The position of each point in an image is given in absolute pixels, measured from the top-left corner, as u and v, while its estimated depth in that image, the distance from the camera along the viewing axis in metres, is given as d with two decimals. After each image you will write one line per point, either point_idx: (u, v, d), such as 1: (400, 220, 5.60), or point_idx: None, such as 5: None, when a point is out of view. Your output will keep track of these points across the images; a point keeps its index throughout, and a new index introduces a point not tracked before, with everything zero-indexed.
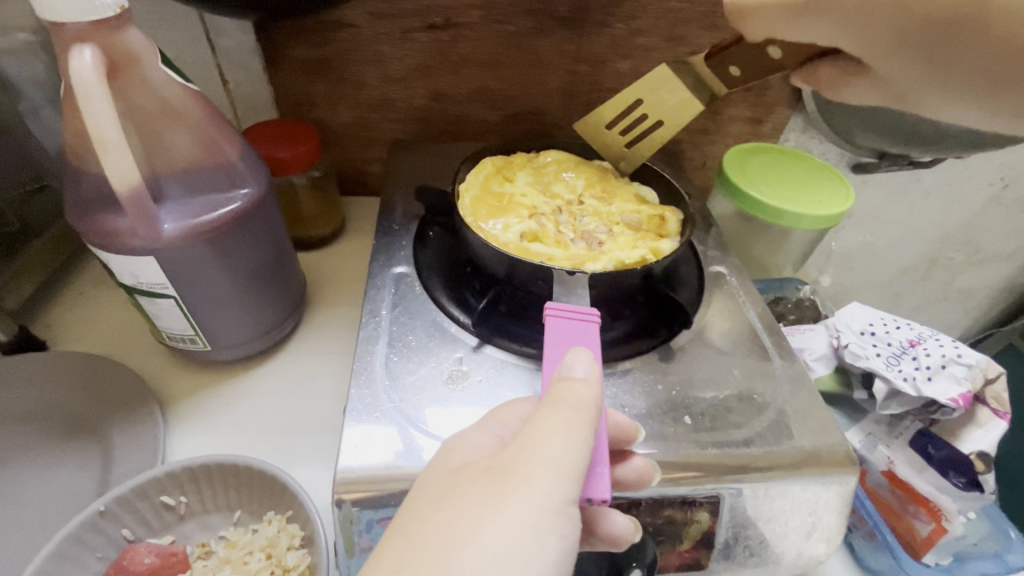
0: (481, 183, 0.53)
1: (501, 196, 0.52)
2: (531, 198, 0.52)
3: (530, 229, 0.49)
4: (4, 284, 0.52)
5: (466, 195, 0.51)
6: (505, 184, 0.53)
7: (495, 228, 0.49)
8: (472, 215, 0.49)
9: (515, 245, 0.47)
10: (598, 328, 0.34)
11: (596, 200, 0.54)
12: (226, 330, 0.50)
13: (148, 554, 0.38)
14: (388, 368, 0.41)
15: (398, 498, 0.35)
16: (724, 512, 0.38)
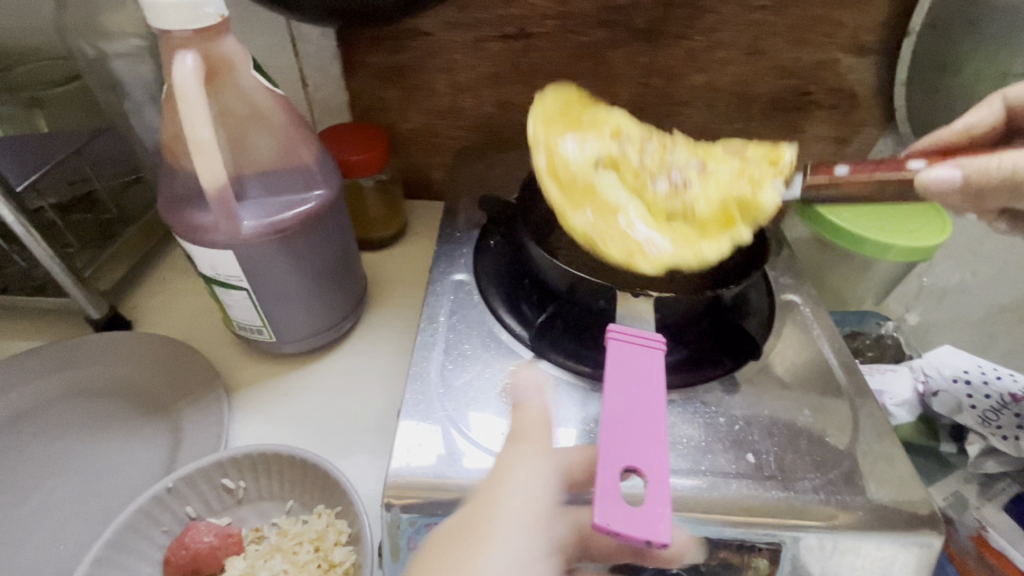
0: (553, 163, 0.47)
1: (580, 180, 0.47)
2: (608, 120, 0.52)
3: (625, 215, 0.46)
4: (99, 266, 0.56)
5: (547, 184, 0.46)
6: (579, 162, 0.48)
7: (588, 221, 0.45)
8: (562, 209, 0.45)
9: (615, 242, 0.44)
10: (659, 355, 0.33)
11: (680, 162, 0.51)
12: (291, 325, 0.52)
13: (207, 534, 0.40)
14: (442, 376, 0.42)
15: (445, 508, 0.35)
16: (784, 560, 0.35)
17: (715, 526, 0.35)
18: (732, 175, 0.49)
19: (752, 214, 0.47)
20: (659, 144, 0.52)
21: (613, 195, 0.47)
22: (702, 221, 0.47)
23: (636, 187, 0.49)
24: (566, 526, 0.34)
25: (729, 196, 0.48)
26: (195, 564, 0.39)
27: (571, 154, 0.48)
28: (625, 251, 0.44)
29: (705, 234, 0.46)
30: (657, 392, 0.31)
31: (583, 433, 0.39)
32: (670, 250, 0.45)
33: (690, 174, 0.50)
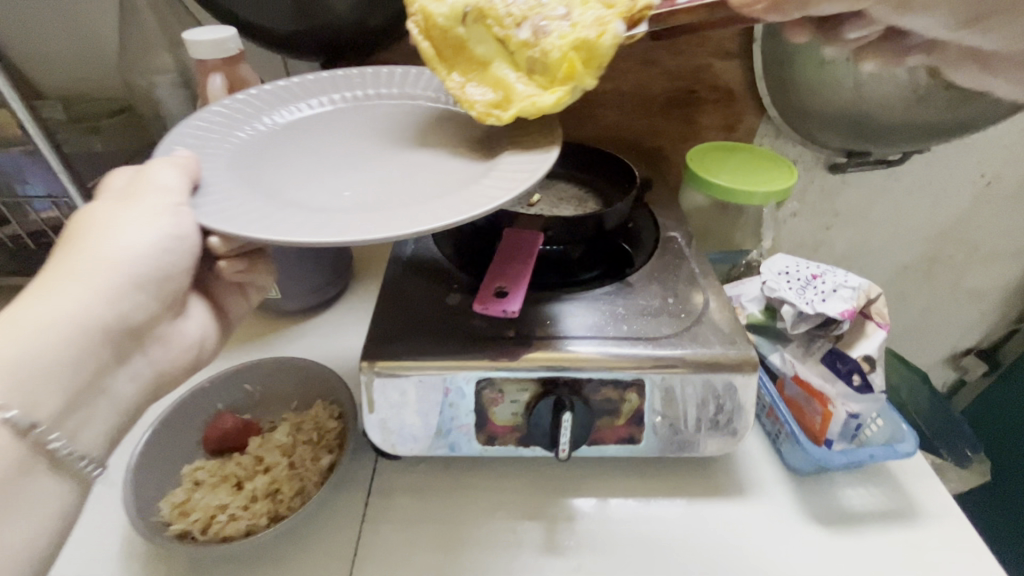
0: (428, 21, 0.51)
1: (452, 40, 0.51)
2: None
3: (489, 74, 0.50)
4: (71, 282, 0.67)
5: (421, 45, 0.51)
6: (449, 12, 0.50)
7: (456, 84, 0.51)
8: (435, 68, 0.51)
9: (473, 100, 0.49)
10: (537, 238, 0.56)
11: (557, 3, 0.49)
12: (291, 284, 0.67)
13: (232, 420, 0.53)
14: (403, 294, 0.56)
15: (401, 371, 0.48)
16: (649, 394, 0.49)
17: (597, 370, 0.48)
18: (591, 14, 0.48)
19: (595, 60, 0.47)
20: None
21: (482, 50, 0.51)
22: (552, 70, 0.48)
23: (501, 35, 0.50)
24: (490, 377, 0.48)
25: (581, 37, 0.47)
26: (223, 438, 0.52)
27: (438, 7, 0.50)
28: (481, 104, 0.50)
29: (554, 83, 0.48)
30: (529, 253, 0.55)
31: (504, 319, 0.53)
32: (518, 98, 0.48)
33: (560, 12, 0.48)
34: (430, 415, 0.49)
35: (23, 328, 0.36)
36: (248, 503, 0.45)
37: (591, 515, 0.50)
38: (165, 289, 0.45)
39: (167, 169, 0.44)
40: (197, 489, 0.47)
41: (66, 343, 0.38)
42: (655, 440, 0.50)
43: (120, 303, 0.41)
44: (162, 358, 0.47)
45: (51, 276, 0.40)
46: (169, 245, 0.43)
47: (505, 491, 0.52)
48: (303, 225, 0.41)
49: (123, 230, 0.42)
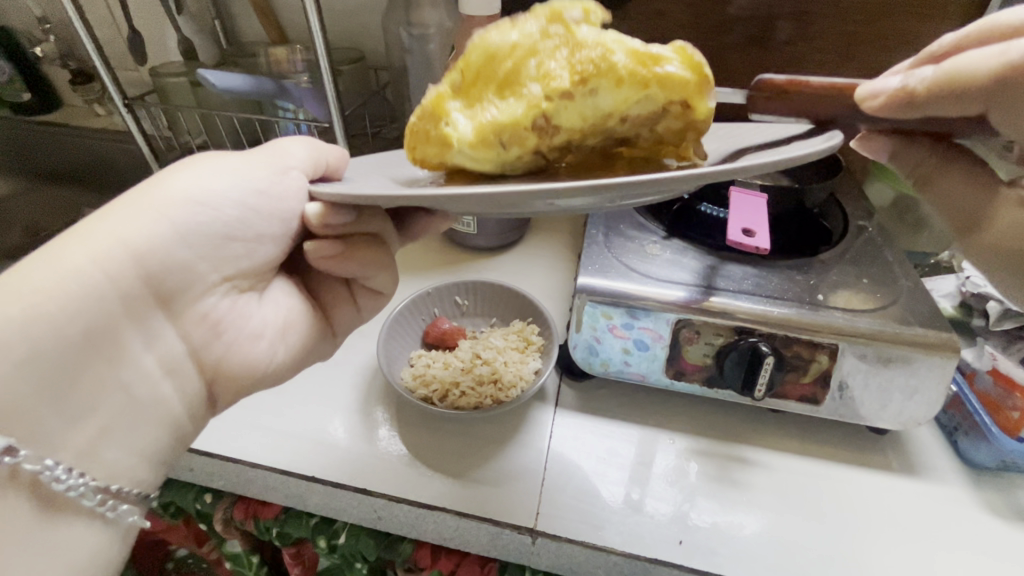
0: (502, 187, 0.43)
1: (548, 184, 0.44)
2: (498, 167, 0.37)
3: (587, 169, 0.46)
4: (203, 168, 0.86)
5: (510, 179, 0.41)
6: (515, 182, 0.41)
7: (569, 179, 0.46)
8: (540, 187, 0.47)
9: None
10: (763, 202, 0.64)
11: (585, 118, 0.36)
12: (488, 224, 0.76)
13: (446, 323, 0.63)
14: (607, 239, 0.63)
15: (612, 301, 0.55)
16: (841, 360, 0.52)
17: (792, 329, 0.52)
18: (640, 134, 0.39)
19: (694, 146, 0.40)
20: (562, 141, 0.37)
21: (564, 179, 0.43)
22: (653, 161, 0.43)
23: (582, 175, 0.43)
24: (691, 319, 0.53)
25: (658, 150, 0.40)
26: (442, 336, 0.62)
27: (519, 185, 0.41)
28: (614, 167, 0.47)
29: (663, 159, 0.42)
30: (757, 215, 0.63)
31: (701, 271, 0.57)
32: None
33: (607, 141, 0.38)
34: (615, 334, 0.56)
35: (31, 292, 0.34)
36: (475, 385, 0.54)
37: (758, 462, 0.55)
38: (220, 255, 0.42)
39: (299, 145, 0.46)
40: (432, 367, 0.57)
41: (72, 315, 0.35)
42: (834, 403, 0.54)
43: (148, 266, 0.39)
44: (209, 341, 0.44)
45: (93, 226, 0.38)
46: (232, 206, 0.42)
47: (676, 427, 0.58)
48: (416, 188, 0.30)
49: (201, 178, 0.42)
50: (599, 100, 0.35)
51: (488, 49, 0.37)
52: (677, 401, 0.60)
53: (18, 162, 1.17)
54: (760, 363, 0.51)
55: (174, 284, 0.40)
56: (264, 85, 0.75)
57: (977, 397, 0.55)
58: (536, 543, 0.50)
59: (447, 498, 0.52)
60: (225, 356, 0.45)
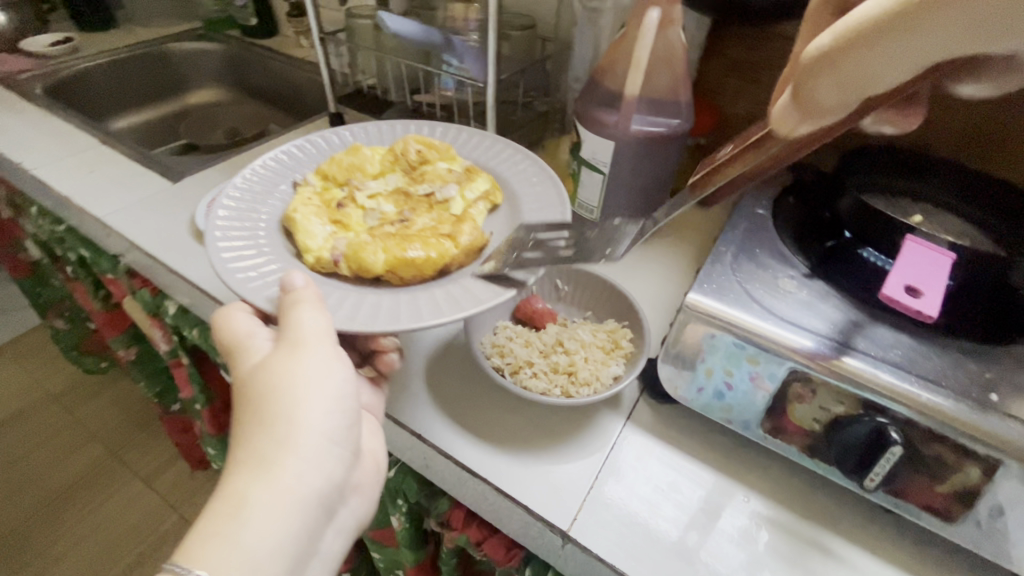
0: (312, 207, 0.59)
1: (332, 208, 0.60)
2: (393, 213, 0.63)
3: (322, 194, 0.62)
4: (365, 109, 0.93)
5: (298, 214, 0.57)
6: (348, 204, 0.62)
7: (320, 234, 0.55)
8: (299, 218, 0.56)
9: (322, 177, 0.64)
10: (950, 262, 0.45)
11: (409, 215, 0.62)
12: (613, 215, 0.73)
13: (538, 302, 0.62)
14: (735, 260, 0.56)
15: (721, 328, 0.49)
16: (999, 481, 0.41)
17: (938, 422, 0.42)
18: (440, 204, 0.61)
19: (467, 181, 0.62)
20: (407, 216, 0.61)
21: (354, 217, 0.61)
22: (384, 169, 0.67)
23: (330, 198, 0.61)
24: (810, 373, 0.46)
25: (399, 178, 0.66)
26: (532, 315, 0.61)
27: (339, 228, 0.58)
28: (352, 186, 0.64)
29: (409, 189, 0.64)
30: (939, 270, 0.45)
31: (838, 325, 0.49)
32: (369, 166, 0.66)
33: (398, 206, 0.64)
34: (756, 383, 0.48)
35: (249, 518, 0.39)
36: (549, 371, 0.52)
37: (844, 559, 0.46)
38: (354, 439, 0.47)
39: (310, 311, 0.46)
40: (513, 341, 0.56)
41: (295, 543, 0.41)
42: (972, 530, 0.43)
43: (320, 465, 0.43)
44: (358, 504, 0.49)
45: (239, 460, 0.42)
46: (343, 400, 0.46)
47: (754, 486, 0.51)
48: (375, 310, 0.50)
49: (295, 386, 0.44)
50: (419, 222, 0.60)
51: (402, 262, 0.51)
52: (764, 458, 0.53)
53: (233, 77, 1.37)
54: (883, 449, 0.42)
55: (342, 478, 0.45)
56: (433, 37, 0.81)
57: None
58: (564, 548, 0.48)
59: (489, 472, 0.51)
60: (368, 501, 0.50)
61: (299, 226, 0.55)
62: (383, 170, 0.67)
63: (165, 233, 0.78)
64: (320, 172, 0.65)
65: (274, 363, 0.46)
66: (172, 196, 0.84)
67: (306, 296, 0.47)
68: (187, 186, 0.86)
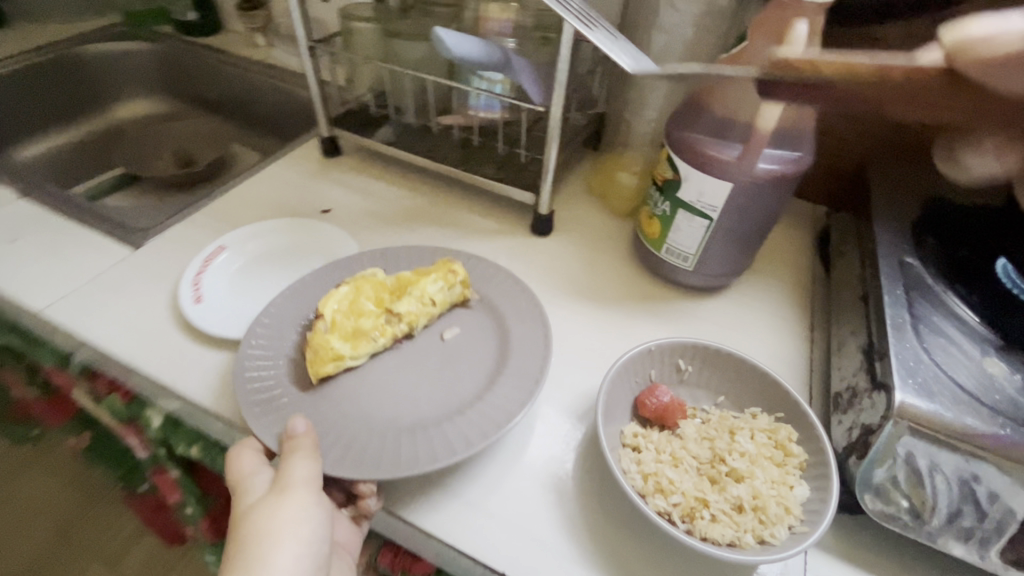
0: (324, 339, 0.53)
1: (343, 332, 0.54)
2: (385, 305, 0.57)
3: (329, 322, 0.54)
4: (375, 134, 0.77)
5: (315, 351, 0.52)
6: (348, 320, 0.55)
7: (337, 355, 0.52)
8: (317, 358, 0.52)
9: (323, 311, 0.55)
10: None
11: (395, 298, 0.58)
12: (712, 261, 0.62)
13: (666, 394, 0.49)
14: (919, 334, 0.46)
15: (950, 440, 0.39)
16: None
17: None
18: (431, 293, 0.58)
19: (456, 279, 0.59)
20: (407, 300, 0.57)
21: (359, 326, 0.55)
22: (379, 282, 0.59)
23: (334, 322, 0.54)
24: None
25: (394, 278, 0.59)
26: (662, 413, 0.49)
27: (351, 341, 0.54)
28: (342, 305, 0.56)
29: (401, 283, 0.59)
30: None
31: None
32: (362, 285, 0.58)
33: (388, 299, 0.58)
34: (970, 500, 0.40)
35: None
36: (732, 511, 0.41)
37: None
38: None
39: (303, 460, 0.44)
40: (665, 465, 0.44)
41: None
42: None
43: None
44: None
45: None
46: (311, 546, 0.43)
47: None
48: (365, 454, 0.46)
49: (277, 540, 0.41)
50: (381, 295, 0.58)
51: (376, 318, 0.56)
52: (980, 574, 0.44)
53: (173, 84, 1.12)
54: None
55: None
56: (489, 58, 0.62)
57: None
58: None
59: None
60: None
61: (318, 359, 0.51)
62: (378, 283, 0.59)
63: (138, 321, 0.59)
64: (328, 301, 0.56)
65: (256, 517, 0.43)
66: (137, 268, 0.64)
67: (303, 443, 0.45)
68: (155, 250, 0.66)
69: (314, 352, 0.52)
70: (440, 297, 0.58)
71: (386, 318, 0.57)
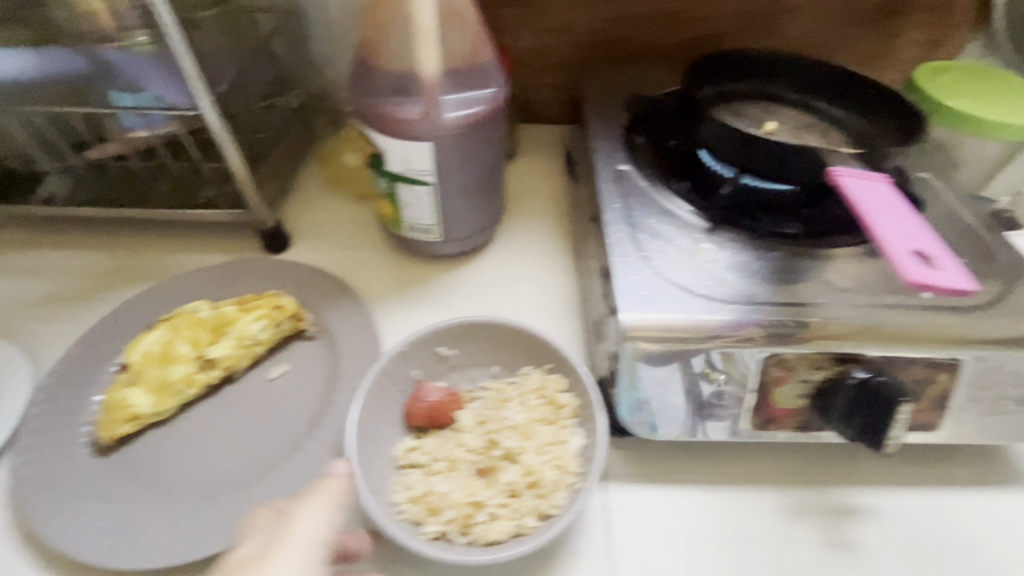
0: (127, 392, 0.46)
1: (150, 383, 0.47)
2: (202, 347, 0.49)
3: (138, 370, 0.47)
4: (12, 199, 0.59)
5: (112, 405, 0.45)
6: (157, 367, 0.47)
7: (136, 412, 0.45)
8: (111, 416, 0.45)
9: (135, 355, 0.48)
10: (885, 186, 0.42)
11: (211, 335, 0.49)
12: (456, 225, 0.56)
13: (434, 392, 0.44)
14: (638, 245, 0.45)
15: (677, 345, 0.39)
16: (964, 374, 0.41)
17: (906, 348, 0.40)
18: (250, 332, 0.49)
19: (277, 317, 0.50)
20: (222, 340, 0.49)
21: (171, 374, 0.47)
22: (195, 316, 0.50)
23: (144, 370, 0.47)
24: (781, 352, 0.39)
25: (215, 312, 0.51)
26: (433, 414, 0.44)
27: (158, 391, 0.46)
28: (150, 347, 0.48)
29: (223, 319, 0.50)
30: (895, 203, 0.41)
31: (771, 280, 0.43)
32: (178, 322, 0.50)
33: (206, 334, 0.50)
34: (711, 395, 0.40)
35: None
36: (508, 501, 0.39)
37: (866, 506, 0.44)
38: None
39: None
40: (435, 479, 0.41)
41: None
42: (951, 426, 0.43)
43: None
44: None
45: None
46: None
47: (759, 479, 0.45)
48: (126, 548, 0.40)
49: None
50: (196, 334, 0.49)
51: (191, 363, 0.48)
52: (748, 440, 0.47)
53: None
54: (889, 418, 0.37)
55: None
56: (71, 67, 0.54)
57: None
58: None
59: None
60: None
61: (112, 414, 0.45)
62: (201, 318, 0.50)
63: None
64: (139, 342, 0.49)
65: None
66: None
67: None
68: None
69: (110, 407, 0.45)
70: (265, 336, 0.50)
71: (201, 363, 0.48)
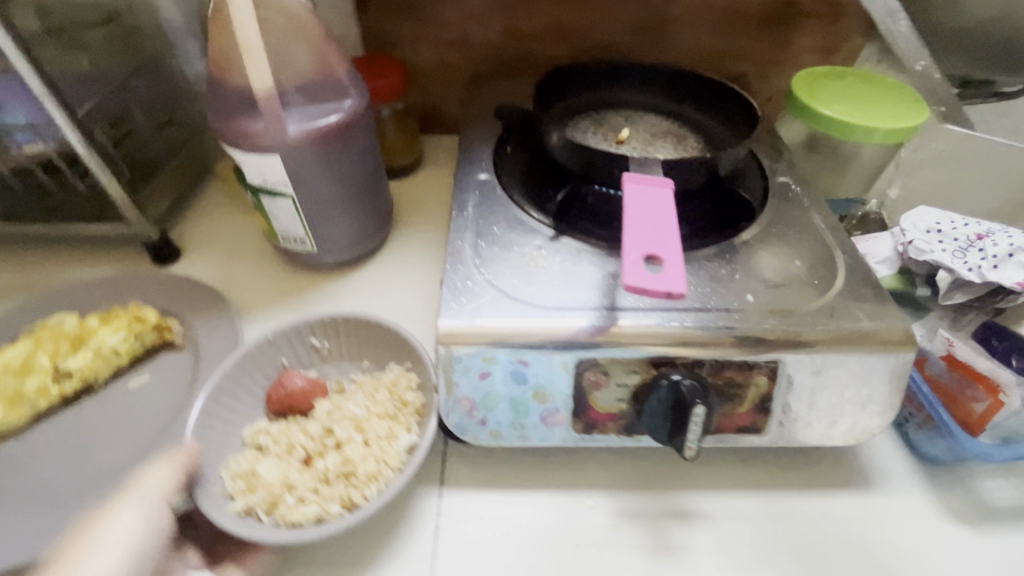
0: None
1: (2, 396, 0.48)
2: (61, 359, 0.50)
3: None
4: None
5: None
6: (13, 379, 0.49)
7: None
8: None
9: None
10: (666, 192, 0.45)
11: (73, 347, 0.51)
12: (331, 235, 0.57)
13: (299, 377, 0.46)
14: (477, 251, 0.46)
15: (489, 347, 0.40)
16: (781, 377, 0.41)
17: (721, 352, 0.40)
18: (109, 345, 0.50)
19: (140, 329, 0.52)
20: (80, 352, 0.50)
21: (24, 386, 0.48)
22: (61, 329, 0.52)
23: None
24: (594, 356, 0.40)
25: (81, 325, 0.52)
26: (291, 401, 0.45)
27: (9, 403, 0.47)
28: (10, 359, 0.50)
29: (86, 332, 0.51)
30: (667, 210, 0.43)
31: (602, 285, 0.44)
32: (43, 335, 0.51)
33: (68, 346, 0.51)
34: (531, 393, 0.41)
35: None
36: (318, 486, 0.40)
37: (700, 510, 0.44)
38: None
39: None
40: (264, 459, 0.42)
41: None
42: (779, 429, 0.43)
43: None
44: None
45: None
46: None
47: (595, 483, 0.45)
48: None
49: None
50: (58, 346, 0.51)
51: (47, 376, 0.49)
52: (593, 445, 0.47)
53: None
54: (685, 417, 0.38)
55: None
56: None
57: (926, 383, 0.47)
58: None
59: None
60: None
61: None
62: (66, 331, 0.52)
63: None
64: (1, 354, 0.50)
65: None
66: None
67: None
68: None
69: None
70: (125, 347, 0.51)
71: (59, 375, 0.49)
